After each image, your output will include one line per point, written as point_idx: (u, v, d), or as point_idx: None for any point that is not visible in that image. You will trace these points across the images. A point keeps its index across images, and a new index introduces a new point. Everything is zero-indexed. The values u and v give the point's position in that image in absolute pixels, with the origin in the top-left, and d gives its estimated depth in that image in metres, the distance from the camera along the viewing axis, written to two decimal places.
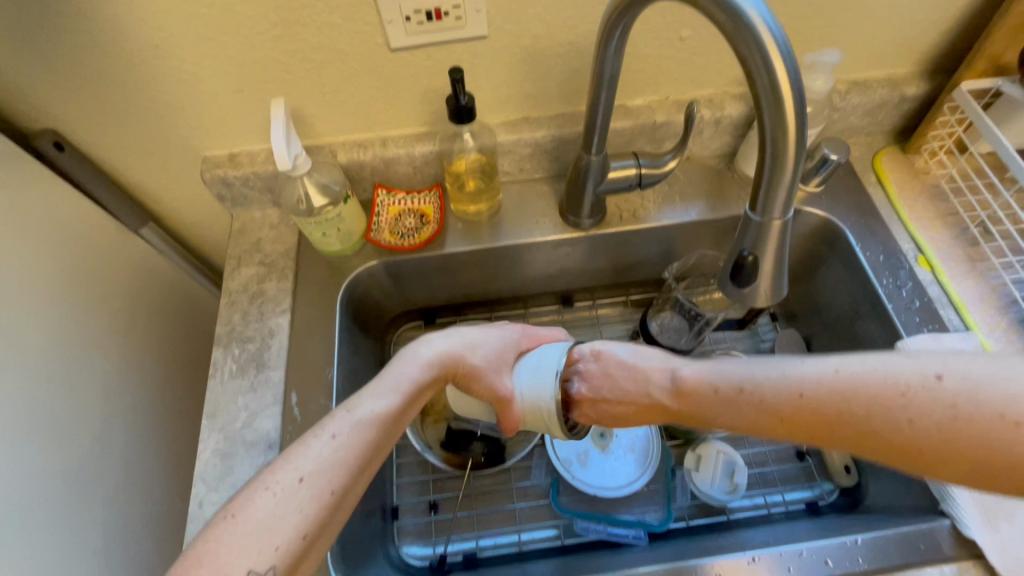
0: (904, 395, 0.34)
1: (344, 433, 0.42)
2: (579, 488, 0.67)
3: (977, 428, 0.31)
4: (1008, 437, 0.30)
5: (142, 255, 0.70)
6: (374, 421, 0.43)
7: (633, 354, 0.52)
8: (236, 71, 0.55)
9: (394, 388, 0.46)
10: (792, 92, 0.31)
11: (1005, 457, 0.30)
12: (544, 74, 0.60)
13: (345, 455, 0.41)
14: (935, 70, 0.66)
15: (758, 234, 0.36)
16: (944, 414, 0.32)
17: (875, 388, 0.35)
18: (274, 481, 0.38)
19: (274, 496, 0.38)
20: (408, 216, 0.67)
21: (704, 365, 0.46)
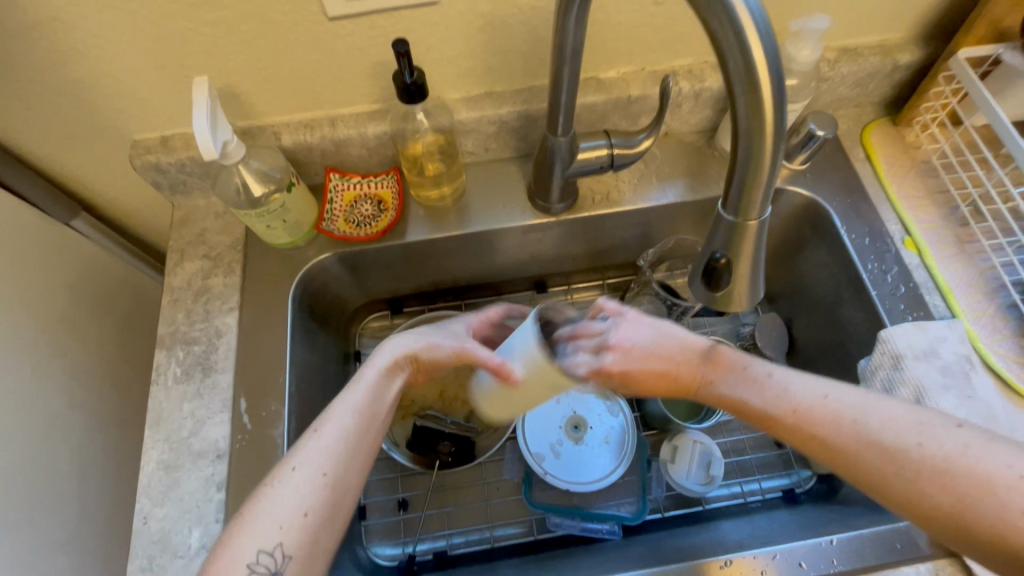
0: (918, 438, 0.39)
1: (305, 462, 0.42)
2: (552, 483, 0.63)
3: (975, 481, 0.36)
4: (998, 489, 0.35)
5: (76, 249, 0.65)
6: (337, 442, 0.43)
7: (654, 336, 0.50)
8: (154, 45, 0.48)
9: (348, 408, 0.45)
10: (769, 73, 0.27)
11: (991, 507, 0.35)
12: (505, 44, 0.54)
13: (316, 479, 0.41)
14: (931, 35, 0.61)
15: (731, 235, 0.33)
16: (938, 453, 0.38)
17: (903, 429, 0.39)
18: (254, 510, 0.40)
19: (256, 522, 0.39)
20: (365, 203, 0.63)
21: (740, 358, 0.48)
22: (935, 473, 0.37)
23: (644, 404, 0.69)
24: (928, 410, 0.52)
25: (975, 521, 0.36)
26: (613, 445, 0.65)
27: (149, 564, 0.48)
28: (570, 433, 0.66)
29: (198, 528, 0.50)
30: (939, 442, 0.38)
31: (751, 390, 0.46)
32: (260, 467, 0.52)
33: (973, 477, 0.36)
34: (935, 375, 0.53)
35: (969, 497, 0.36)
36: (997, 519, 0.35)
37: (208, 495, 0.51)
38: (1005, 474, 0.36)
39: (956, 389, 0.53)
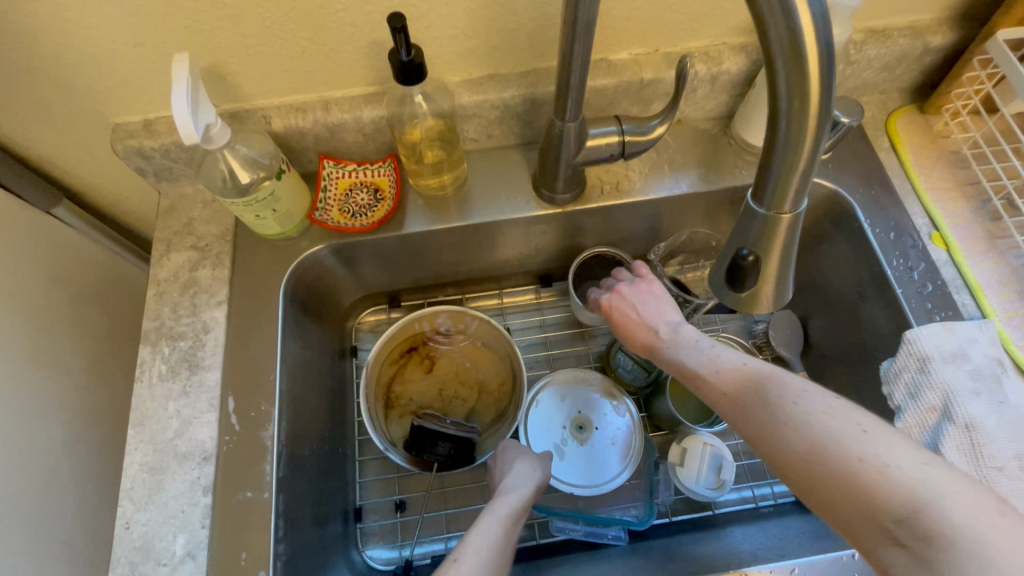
0: (796, 397, 0.37)
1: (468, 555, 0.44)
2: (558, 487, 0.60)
3: (822, 435, 0.34)
4: (850, 442, 0.33)
5: (57, 238, 0.62)
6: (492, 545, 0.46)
7: (650, 300, 0.54)
8: (131, 20, 0.45)
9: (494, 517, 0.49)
10: (817, 42, 0.23)
11: (833, 457, 0.33)
12: (510, 21, 0.50)
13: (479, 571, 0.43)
14: (966, 16, 0.57)
15: (762, 230, 0.29)
16: (807, 410, 0.36)
17: (785, 386, 0.38)
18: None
19: None
20: (360, 191, 0.59)
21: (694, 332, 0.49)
22: (796, 428, 0.35)
23: (652, 403, 0.66)
24: (957, 416, 0.49)
25: (816, 470, 0.34)
26: (619, 446, 0.62)
27: (131, 571, 0.46)
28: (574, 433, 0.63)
29: (183, 534, 0.47)
30: (813, 402, 0.36)
31: (686, 353, 0.47)
32: (249, 470, 0.49)
33: (816, 431, 0.34)
34: (964, 380, 0.50)
35: (817, 448, 0.34)
36: (840, 474, 0.33)
37: (194, 499, 0.48)
38: (853, 428, 0.33)
39: (987, 394, 0.50)
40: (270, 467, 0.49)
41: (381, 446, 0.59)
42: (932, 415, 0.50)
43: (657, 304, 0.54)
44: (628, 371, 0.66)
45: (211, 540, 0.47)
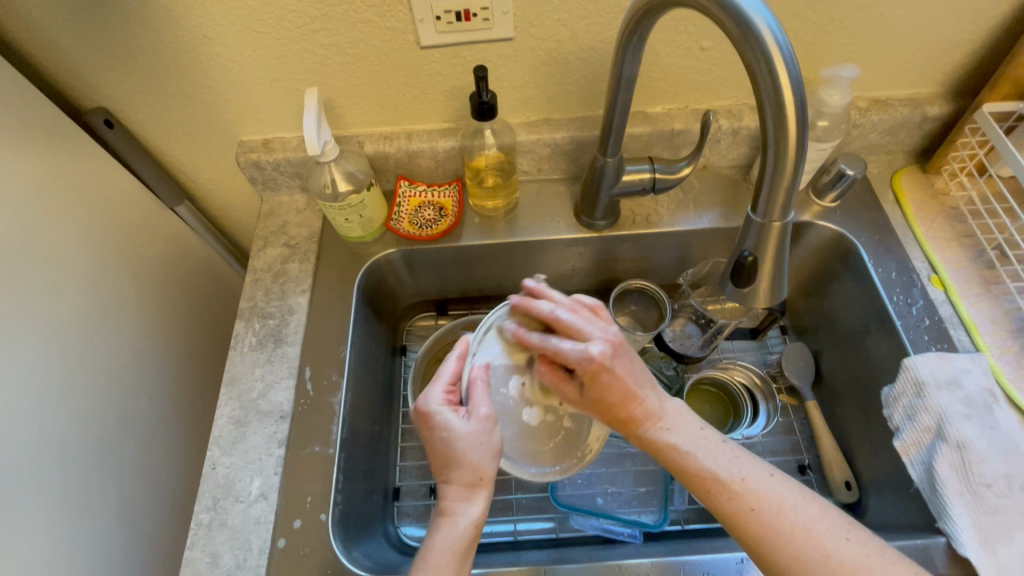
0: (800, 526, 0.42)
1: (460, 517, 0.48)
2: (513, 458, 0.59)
3: None
4: None
5: (177, 231, 0.75)
6: (474, 513, 0.48)
7: (574, 341, 0.48)
8: (274, 61, 0.58)
9: (474, 478, 0.48)
10: (793, 95, 0.33)
11: None
12: (565, 78, 0.62)
13: (467, 526, 0.47)
14: (958, 92, 0.66)
15: (759, 234, 0.38)
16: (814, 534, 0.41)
17: (781, 511, 0.42)
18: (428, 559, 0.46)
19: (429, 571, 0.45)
20: (428, 208, 0.70)
21: (663, 413, 0.49)
22: (823, 563, 0.40)
23: None
24: (949, 436, 0.54)
25: None
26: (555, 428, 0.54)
27: (213, 505, 0.54)
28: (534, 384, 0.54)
29: (258, 478, 0.55)
30: (811, 510, 0.43)
31: (671, 435, 0.48)
32: (318, 428, 0.58)
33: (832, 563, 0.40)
34: (958, 405, 0.55)
35: None
36: None
37: (270, 450, 0.57)
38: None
39: (978, 419, 0.54)
40: (336, 427, 0.58)
41: None
42: (926, 435, 0.55)
43: (622, 372, 0.48)
44: None
45: (282, 485, 0.55)
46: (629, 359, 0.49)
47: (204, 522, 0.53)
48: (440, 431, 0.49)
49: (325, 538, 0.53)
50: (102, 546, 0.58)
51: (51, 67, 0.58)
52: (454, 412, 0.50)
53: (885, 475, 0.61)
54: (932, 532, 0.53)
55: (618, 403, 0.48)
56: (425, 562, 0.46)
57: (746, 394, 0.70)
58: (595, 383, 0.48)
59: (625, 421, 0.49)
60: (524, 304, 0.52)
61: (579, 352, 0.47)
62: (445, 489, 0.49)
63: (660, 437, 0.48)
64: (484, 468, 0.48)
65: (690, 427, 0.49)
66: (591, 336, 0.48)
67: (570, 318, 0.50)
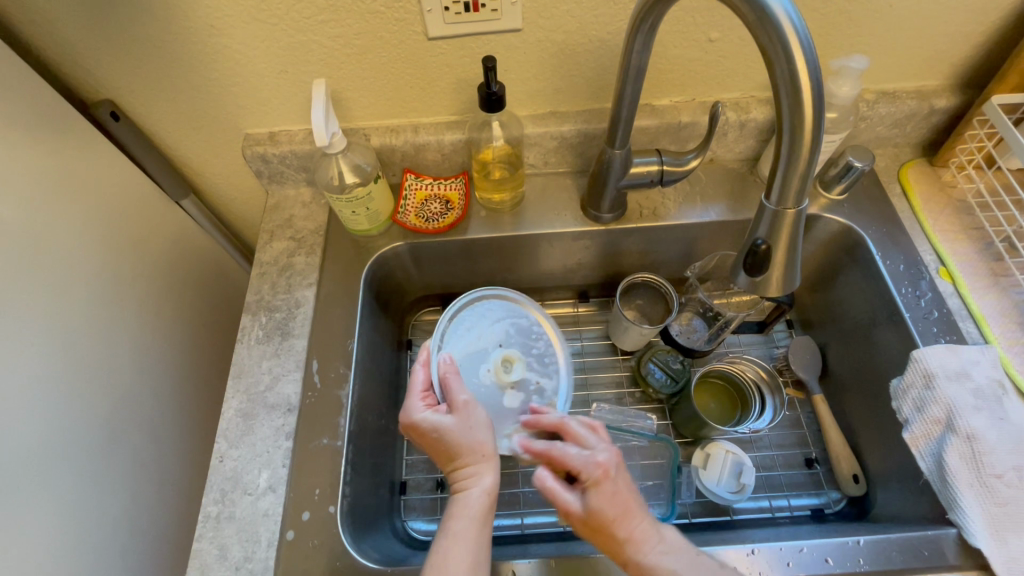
0: None
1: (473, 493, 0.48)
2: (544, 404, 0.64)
3: None
4: None
5: (183, 225, 0.74)
6: (487, 486, 0.48)
7: (580, 451, 0.48)
8: (281, 53, 0.57)
9: (479, 455, 0.49)
10: (810, 80, 0.33)
11: None
12: (573, 70, 0.62)
13: (484, 497, 0.48)
14: (966, 85, 0.66)
15: (773, 222, 0.38)
16: None
17: None
18: (452, 532, 0.46)
19: (455, 542, 0.45)
20: (434, 201, 0.70)
21: (661, 537, 0.46)
22: None
23: (677, 410, 0.69)
24: (959, 428, 0.53)
25: None
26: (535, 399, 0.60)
27: (222, 497, 0.54)
28: (497, 364, 0.61)
29: (267, 470, 0.55)
30: None
31: (671, 561, 0.44)
32: (326, 421, 0.58)
33: None
34: (967, 396, 0.55)
35: None
36: None
37: (278, 443, 0.57)
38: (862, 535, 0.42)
39: (988, 411, 0.54)
40: (343, 420, 0.58)
41: None
42: (936, 427, 0.55)
43: (626, 487, 0.47)
44: (658, 380, 0.70)
45: (290, 477, 0.55)
46: (627, 479, 0.48)
47: (213, 514, 0.53)
48: (429, 433, 0.50)
49: (333, 530, 0.53)
50: (109, 539, 0.57)
51: (58, 60, 0.58)
52: (436, 412, 0.51)
53: (894, 467, 0.61)
54: (942, 523, 0.53)
55: (617, 520, 0.45)
56: (448, 535, 0.46)
57: (753, 388, 0.69)
58: (596, 496, 0.46)
59: (623, 542, 0.45)
60: (532, 419, 0.54)
61: (584, 459, 0.47)
62: (452, 476, 0.49)
63: (658, 564, 0.44)
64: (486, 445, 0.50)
65: (687, 554, 0.45)
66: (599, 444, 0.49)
67: (577, 429, 0.50)
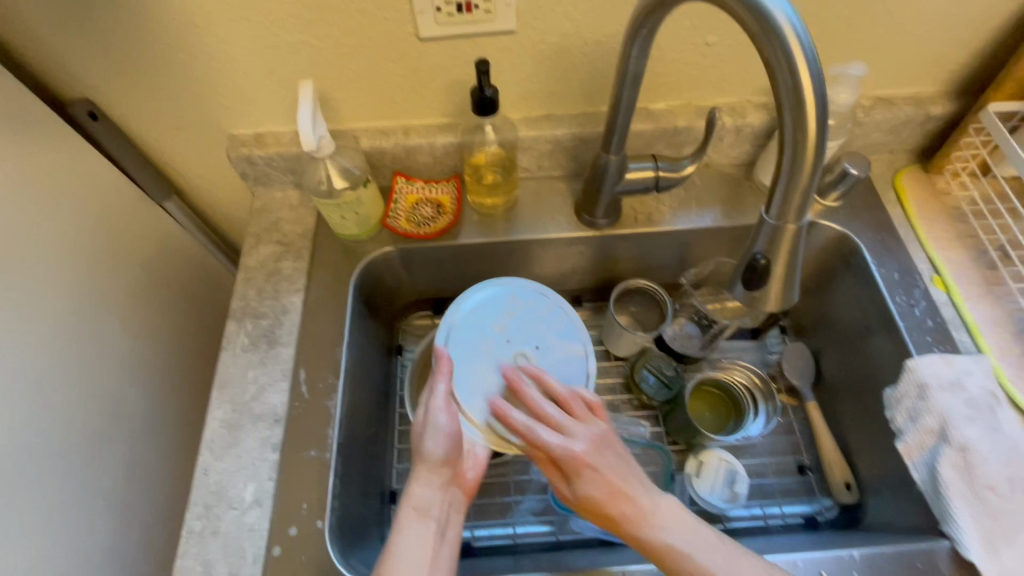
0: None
1: (429, 504, 0.50)
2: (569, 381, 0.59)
3: None
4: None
5: (165, 228, 0.72)
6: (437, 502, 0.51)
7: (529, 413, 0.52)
8: (266, 52, 0.55)
9: (434, 470, 0.51)
10: (814, 94, 0.32)
11: None
12: (568, 72, 0.60)
13: (438, 507, 0.51)
14: (962, 91, 0.66)
15: (772, 237, 0.37)
16: None
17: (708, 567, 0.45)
18: (405, 529, 0.49)
19: (410, 540, 0.48)
20: (425, 205, 0.69)
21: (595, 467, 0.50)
22: None
23: (670, 418, 0.68)
24: (952, 438, 0.53)
25: None
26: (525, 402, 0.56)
27: (206, 512, 0.52)
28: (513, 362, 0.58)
29: (252, 483, 0.54)
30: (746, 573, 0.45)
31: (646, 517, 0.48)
32: (314, 432, 0.56)
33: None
34: (960, 407, 0.55)
35: None
36: None
37: (264, 455, 0.55)
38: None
39: (981, 421, 0.54)
40: (332, 431, 0.56)
41: None
42: (929, 438, 0.55)
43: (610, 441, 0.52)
44: (651, 387, 0.68)
45: (277, 490, 0.53)
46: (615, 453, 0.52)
47: (196, 530, 0.52)
48: (423, 424, 0.52)
49: (322, 545, 0.51)
50: (89, 554, 0.56)
51: (32, 57, 0.55)
52: (438, 412, 0.52)
53: (886, 476, 0.61)
54: (935, 535, 0.53)
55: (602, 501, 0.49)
56: (399, 534, 0.48)
57: (744, 395, 0.69)
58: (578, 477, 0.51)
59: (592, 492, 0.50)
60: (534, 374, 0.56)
61: (562, 443, 0.51)
62: (416, 474, 0.51)
63: (626, 513, 0.48)
64: (443, 454, 0.51)
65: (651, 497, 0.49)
66: (596, 424, 0.53)
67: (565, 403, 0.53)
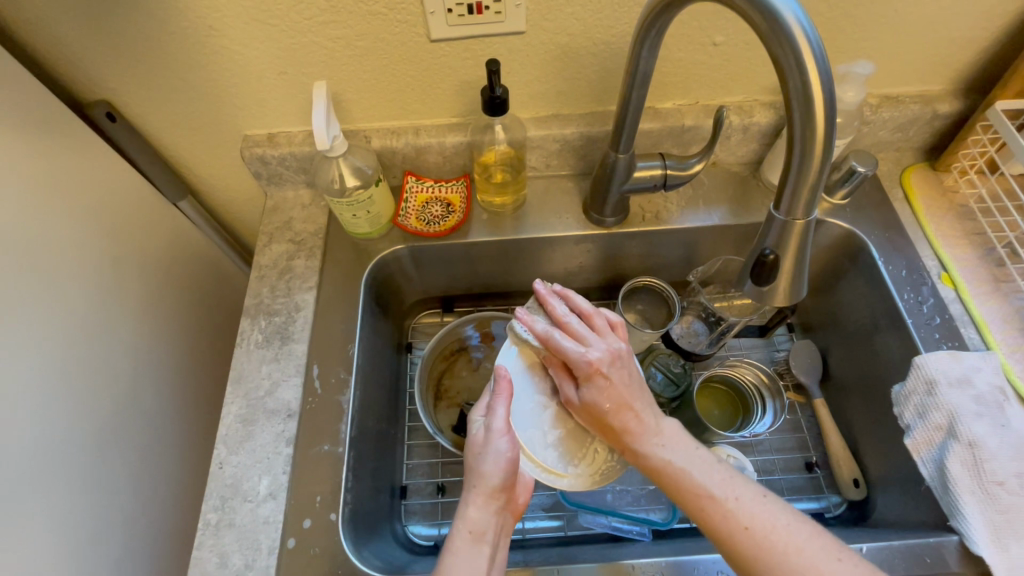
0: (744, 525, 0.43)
1: (482, 528, 0.48)
2: None
3: (777, 543, 0.41)
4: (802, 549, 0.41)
5: (179, 227, 0.73)
6: (490, 525, 0.48)
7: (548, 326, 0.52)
8: (280, 53, 0.57)
9: (486, 491, 0.48)
10: (822, 91, 0.32)
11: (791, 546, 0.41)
12: (577, 72, 0.61)
13: (491, 530, 0.48)
14: (969, 89, 0.66)
15: (781, 232, 0.38)
16: (747, 523, 0.43)
17: (718, 508, 0.44)
18: (456, 548, 0.47)
19: (461, 560, 0.46)
20: (435, 204, 0.70)
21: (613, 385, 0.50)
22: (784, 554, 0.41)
23: (678, 415, 0.69)
24: (960, 434, 0.54)
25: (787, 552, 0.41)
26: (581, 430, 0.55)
27: (221, 504, 0.53)
28: None
29: (267, 477, 0.55)
30: (772, 515, 0.43)
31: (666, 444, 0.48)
32: (327, 427, 0.57)
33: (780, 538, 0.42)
34: (968, 403, 0.55)
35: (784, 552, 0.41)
36: (789, 547, 0.41)
37: (278, 449, 0.56)
38: (761, 518, 0.43)
39: (989, 417, 0.54)
40: (344, 426, 0.57)
41: (431, 430, 0.63)
42: (938, 433, 0.55)
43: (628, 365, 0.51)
44: (659, 384, 0.69)
45: (291, 484, 0.54)
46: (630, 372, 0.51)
47: (212, 522, 0.53)
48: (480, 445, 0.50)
49: (335, 538, 0.52)
50: (107, 546, 0.57)
51: (53, 59, 0.56)
52: (498, 436, 0.49)
53: (894, 472, 0.61)
54: (944, 530, 0.53)
55: (613, 410, 0.50)
56: (450, 550, 0.47)
57: (751, 391, 0.69)
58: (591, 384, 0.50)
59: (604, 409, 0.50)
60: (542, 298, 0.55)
61: (580, 354, 0.50)
62: (467, 495, 0.49)
63: (654, 452, 0.48)
64: (500, 480, 0.48)
65: (681, 441, 0.49)
66: (614, 338, 0.52)
67: (580, 324, 0.52)
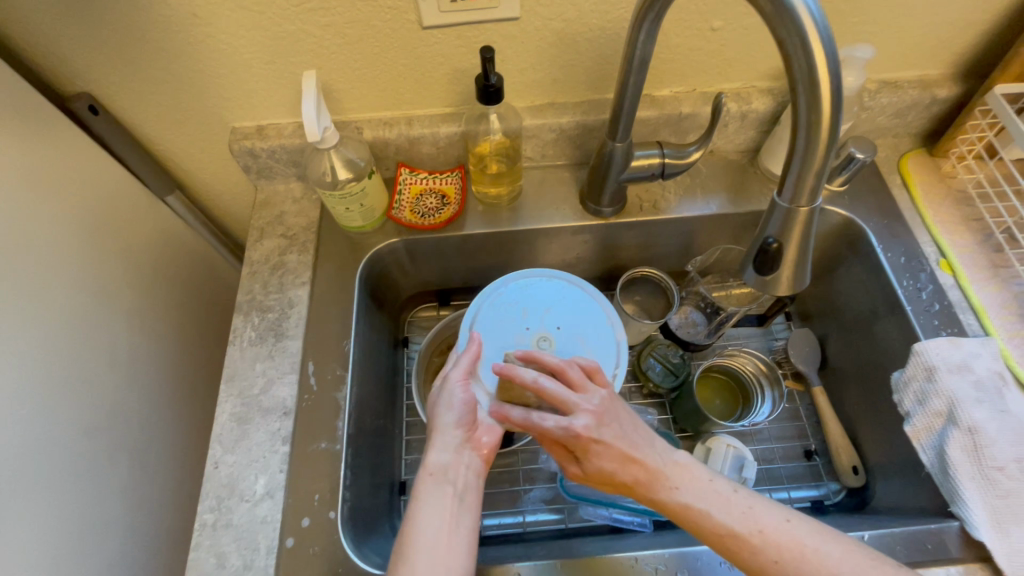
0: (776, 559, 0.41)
1: (444, 468, 0.47)
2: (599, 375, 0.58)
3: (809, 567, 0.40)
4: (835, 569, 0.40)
5: (168, 223, 0.72)
6: (454, 469, 0.47)
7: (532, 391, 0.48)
8: (268, 42, 0.55)
9: (449, 435, 0.49)
10: (828, 73, 0.31)
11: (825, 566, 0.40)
12: (573, 60, 0.60)
13: (457, 473, 0.47)
14: (967, 73, 0.65)
15: (784, 219, 0.37)
16: (781, 554, 0.41)
17: (749, 542, 0.42)
18: (424, 491, 0.46)
19: (428, 505, 0.45)
20: (430, 196, 0.69)
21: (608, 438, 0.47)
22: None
23: (677, 405, 0.68)
24: (960, 421, 0.53)
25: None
26: None
27: (218, 505, 0.52)
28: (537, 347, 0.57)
29: (263, 476, 0.54)
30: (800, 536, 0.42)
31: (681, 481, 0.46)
32: (324, 424, 0.56)
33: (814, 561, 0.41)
34: (968, 389, 0.55)
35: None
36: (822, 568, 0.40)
37: (275, 447, 0.55)
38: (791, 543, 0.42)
39: (989, 403, 0.54)
40: (341, 423, 0.56)
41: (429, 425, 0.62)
42: (938, 420, 0.55)
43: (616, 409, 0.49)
44: (658, 374, 0.69)
45: (288, 482, 0.54)
46: (624, 417, 0.49)
47: (208, 522, 0.52)
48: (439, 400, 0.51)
49: (334, 536, 0.52)
50: (101, 548, 0.56)
51: (31, 50, 0.54)
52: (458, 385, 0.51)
53: (893, 458, 0.61)
54: (945, 517, 0.53)
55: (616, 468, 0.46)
56: (417, 493, 0.46)
57: (749, 381, 0.69)
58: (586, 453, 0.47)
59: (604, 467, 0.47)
60: (508, 372, 0.49)
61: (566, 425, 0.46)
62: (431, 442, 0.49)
63: (669, 495, 0.45)
64: (460, 418, 0.50)
65: (694, 478, 0.46)
66: (594, 391, 0.49)
67: (556, 389, 0.48)
